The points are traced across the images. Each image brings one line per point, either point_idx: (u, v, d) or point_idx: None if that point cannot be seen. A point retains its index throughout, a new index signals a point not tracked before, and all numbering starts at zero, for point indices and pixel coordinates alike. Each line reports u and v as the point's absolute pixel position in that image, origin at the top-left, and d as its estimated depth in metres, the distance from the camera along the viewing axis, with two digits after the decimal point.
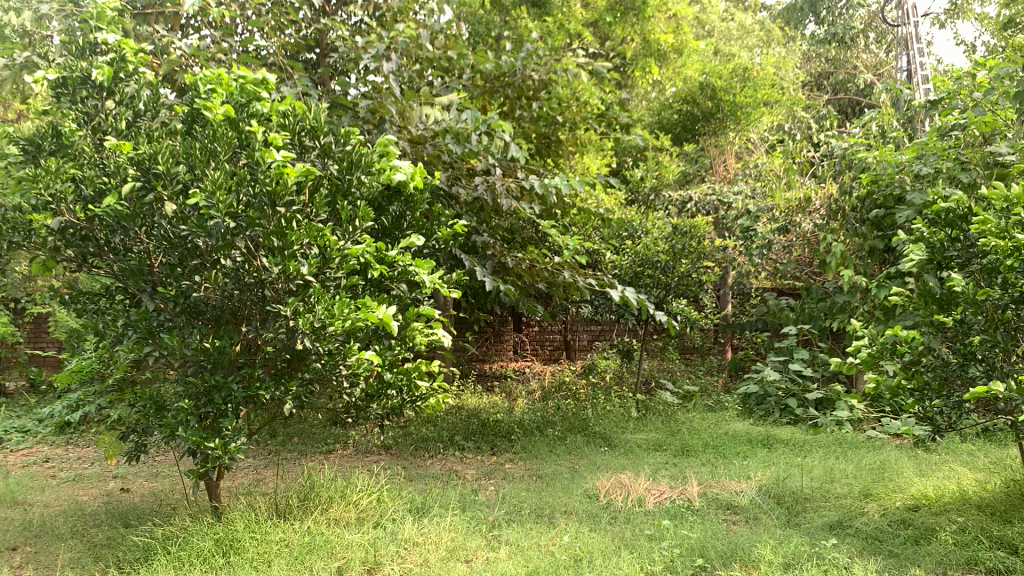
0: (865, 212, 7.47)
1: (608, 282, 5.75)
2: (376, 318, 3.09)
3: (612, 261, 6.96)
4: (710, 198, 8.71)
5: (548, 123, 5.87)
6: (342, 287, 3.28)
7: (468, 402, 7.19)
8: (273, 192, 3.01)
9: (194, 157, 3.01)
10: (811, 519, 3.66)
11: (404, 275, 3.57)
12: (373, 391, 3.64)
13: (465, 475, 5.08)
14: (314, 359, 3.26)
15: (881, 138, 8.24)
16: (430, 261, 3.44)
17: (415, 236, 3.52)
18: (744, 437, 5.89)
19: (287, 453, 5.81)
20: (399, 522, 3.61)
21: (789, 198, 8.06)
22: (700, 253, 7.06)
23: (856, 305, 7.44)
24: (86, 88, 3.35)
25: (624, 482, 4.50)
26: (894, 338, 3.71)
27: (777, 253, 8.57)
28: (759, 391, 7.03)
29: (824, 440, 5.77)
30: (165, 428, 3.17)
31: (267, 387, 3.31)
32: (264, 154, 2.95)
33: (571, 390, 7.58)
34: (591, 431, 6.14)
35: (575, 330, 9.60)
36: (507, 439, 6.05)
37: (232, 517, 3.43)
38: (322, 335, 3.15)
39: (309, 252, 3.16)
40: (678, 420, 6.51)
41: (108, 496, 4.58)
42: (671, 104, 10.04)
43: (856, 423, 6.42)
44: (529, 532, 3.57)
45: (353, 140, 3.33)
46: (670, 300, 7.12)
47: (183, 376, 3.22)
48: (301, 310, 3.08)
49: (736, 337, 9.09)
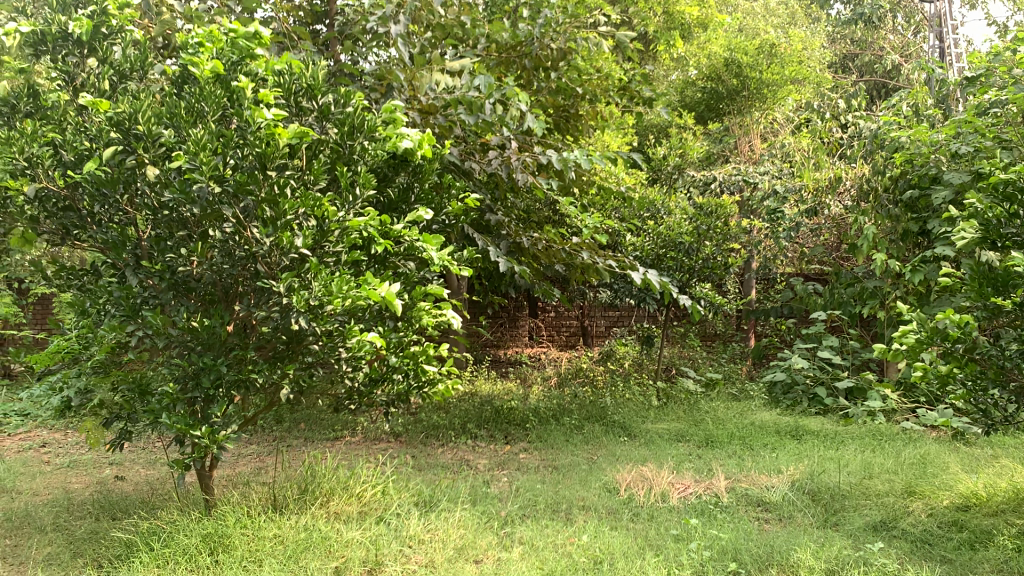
0: (899, 193, 7.14)
1: (630, 263, 5.46)
2: (378, 296, 2.79)
3: (634, 242, 6.69)
4: (734, 179, 8.37)
5: (568, 96, 5.57)
6: (342, 262, 3.01)
7: (482, 388, 6.93)
8: (262, 155, 2.67)
9: (179, 116, 2.73)
10: (851, 519, 3.37)
11: (410, 252, 3.30)
12: (378, 377, 3.37)
13: (476, 465, 4.82)
14: (312, 341, 3.01)
15: (914, 118, 7.90)
16: (439, 236, 3.17)
17: (422, 209, 3.26)
18: (772, 427, 5.59)
19: (293, 440, 5.57)
20: (403, 516, 3.35)
21: (818, 179, 7.71)
22: (726, 235, 6.74)
23: (888, 290, 7.11)
24: (66, 45, 3.08)
25: (646, 476, 4.22)
26: (947, 323, 3.36)
27: (804, 236, 8.24)
28: (786, 379, 6.71)
29: (856, 432, 5.46)
30: (149, 414, 2.92)
31: (261, 370, 3.05)
32: (253, 112, 2.62)
33: (588, 376, 7.31)
34: (609, 420, 5.86)
35: (592, 315, 9.32)
36: (521, 427, 5.78)
37: (222, 511, 3.18)
38: (319, 315, 2.88)
39: (306, 223, 2.88)
40: (701, 409, 6.22)
41: (101, 484, 4.34)
42: (693, 82, 9.73)
43: (889, 413, 6.11)
44: (544, 529, 3.30)
45: (355, 101, 3.04)
46: (693, 284, 6.83)
47: (168, 358, 2.97)
48: (296, 287, 2.81)
49: (760, 323, 8.78)
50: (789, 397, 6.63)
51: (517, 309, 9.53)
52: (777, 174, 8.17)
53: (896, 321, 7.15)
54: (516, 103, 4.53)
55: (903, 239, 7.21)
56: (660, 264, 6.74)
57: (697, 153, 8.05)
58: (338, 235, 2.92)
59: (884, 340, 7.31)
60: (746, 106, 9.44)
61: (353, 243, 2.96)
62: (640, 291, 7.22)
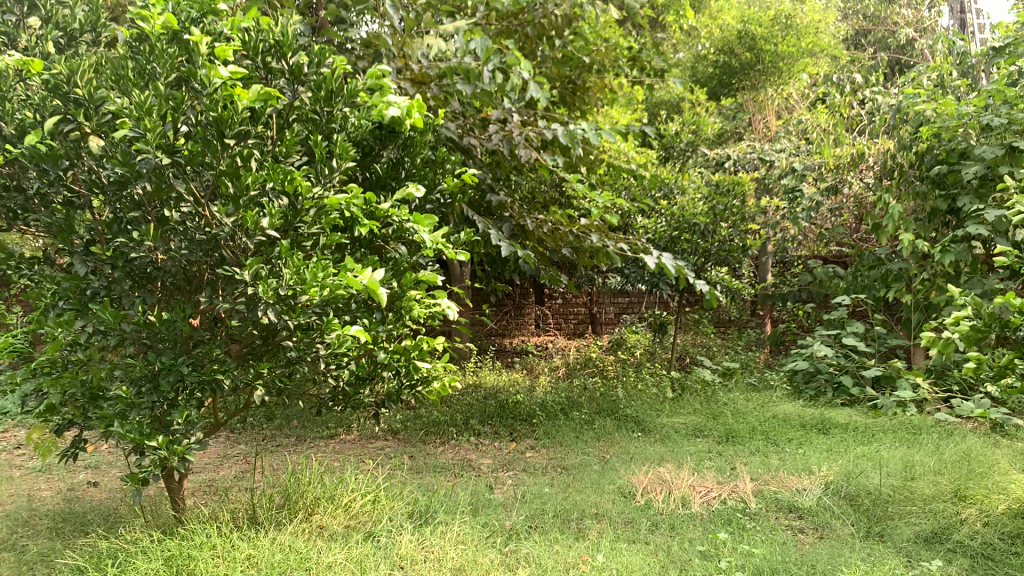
0: (926, 169, 6.76)
1: (642, 246, 5.08)
2: (360, 284, 2.42)
3: (645, 225, 6.30)
4: (750, 157, 7.97)
5: (574, 66, 5.15)
6: (320, 246, 2.65)
7: (486, 380, 6.57)
8: (219, 119, 2.29)
9: (125, 78, 2.35)
10: (899, 531, 3.01)
11: (399, 233, 2.93)
12: (365, 374, 3.01)
13: (480, 466, 4.47)
14: (285, 337, 2.63)
15: (939, 91, 7.49)
16: (431, 216, 2.81)
17: (412, 188, 2.89)
18: (796, 420, 5.22)
19: (284, 439, 5.23)
20: (395, 531, 2.99)
21: (839, 156, 7.30)
22: (744, 214, 6.37)
23: (914, 273, 6.73)
24: (4, 2, 2.70)
25: (664, 478, 3.85)
26: (1006, 309, 2.98)
27: (823, 217, 7.86)
28: (808, 368, 6.33)
29: (887, 424, 5.09)
30: (101, 421, 2.55)
31: (229, 370, 2.69)
32: (210, 72, 2.24)
33: (598, 366, 6.95)
34: (622, 414, 5.49)
35: (600, 302, 8.96)
36: (527, 422, 5.42)
37: (191, 528, 2.83)
38: (292, 307, 2.51)
39: (276, 201, 2.53)
40: (720, 401, 5.84)
41: (70, 492, 3.99)
42: (705, 56, 9.41)
43: (920, 403, 5.74)
44: (553, 545, 2.94)
45: (331, 60, 2.64)
46: (709, 268, 6.46)
47: (123, 357, 2.59)
48: (263, 275, 2.43)
49: (776, 309, 8.41)
50: (811, 386, 6.25)
51: (523, 296, 9.16)
52: (795, 150, 7.81)
53: (923, 305, 6.77)
54: (518, 72, 4.14)
55: (930, 218, 6.83)
56: (673, 246, 6.36)
57: (711, 130, 7.65)
58: (315, 216, 2.55)
59: (911, 325, 6.93)
60: (760, 81, 9.03)
61: (332, 223, 2.59)
62: (652, 276, 6.83)
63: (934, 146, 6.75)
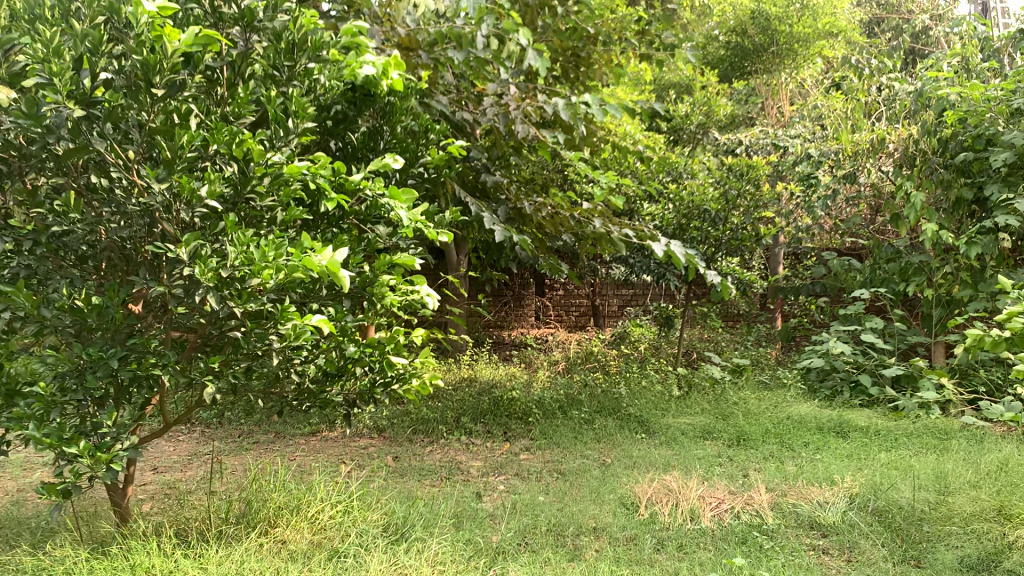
0: (951, 155, 6.37)
1: (649, 233, 4.71)
2: (317, 266, 2.05)
3: (652, 211, 5.94)
4: (763, 143, 7.57)
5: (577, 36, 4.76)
6: (277, 222, 2.30)
7: (481, 374, 6.21)
8: (144, 64, 1.91)
9: (38, 15, 1.96)
10: (940, 557, 2.66)
11: (374, 210, 2.58)
12: (333, 371, 2.65)
13: (469, 470, 4.11)
14: (233, 326, 2.26)
15: (963, 74, 7.10)
16: (409, 190, 2.45)
17: (390, 160, 2.53)
18: (813, 422, 4.86)
19: (261, 436, 4.87)
20: (363, 549, 2.63)
21: (858, 141, 6.88)
22: (758, 200, 5.96)
23: (937, 266, 6.36)
24: None
25: (671, 487, 3.48)
26: None
27: (839, 206, 7.48)
28: (823, 365, 5.95)
29: (911, 429, 4.72)
30: (15, 423, 2.17)
31: (170, 364, 2.31)
32: (133, 5, 1.86)
33: (600, 361, 6.59)
34: (624, 413, 5.12)
35: (603, 294, 8.60)
36: (523, 421, 5.05)
37: (130, 545, 2.47)
38: (239, 292, 2.14)
39: (225, 167, 2.18)
40: (729, 400, 5.47)
41: (16, 494, 3.63)
42: (716, 38, 9.03)
43: (944, 405, 5.37)
44: (545, 568, 2.58)
45: (291, 6, 2.28)
46: (719, 259, 6.10)
47: (44, 348, 2.21)
48: (203, 254, 2.06)
49: (787, 303, 8.03)
50: (827, 385, 5.87)
51: (522, 286, 8.79)
52: (810, 136, 7.41)
53: (944, 300, 6.40)
54: (515, 38, 3.75)
55: (954, 208, 6.45)
56: (681, 235, 5.99)
57: (722, 113, 7.25)
58: (271, 187, 2.20)
59: (932, 322, 6.55)
60: (774, 64, 8.62)
61: (290, 196, 2.23)
62: (659, 266, 6.44)
63: (960, 132, 6.36)
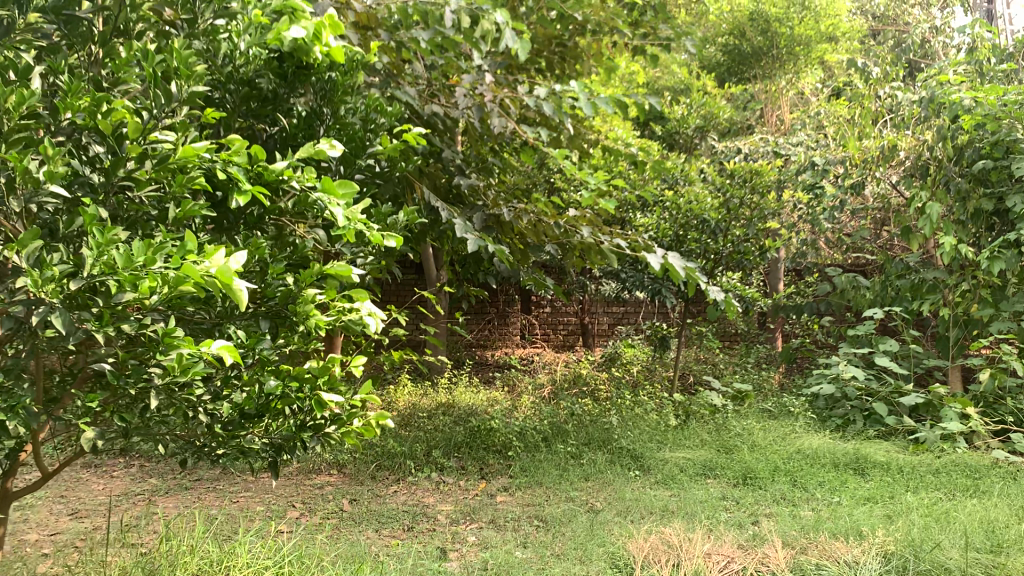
0: (968, 164, 5.90)
1: (644, 244, 4.20)
2: (202, 275, 1.52)
3: (647, 222, 5.43)
4: (763, 150, 7.09)
5: (564, 24, 4.26)
6: (168, 220, 1.77)
7: (460, 399, 5.67)
8: None
9: None
10: None
11: (304, 207, 2.06)
12: (252, 410, 2.12)
13: (436, 515, 3.56)
14: (106, 356, 1.71)
15: (977, 79, 6.64)
16: (346, 181, 1.94)
17: (323, 146, 2.01)
18: (827, 456, 4.33)
19: (205, 473, 4.30)
20: None
21: (867, 148, 6.38)
22: (763, 209, 5.47)
23: (953, 284, 5.87)
24: None
25: (671, 543, 2.94)
26: None
27: (844, 219, 7.01)
28: (833, 392, 5.43)
29: (937, 465, 4.20)
30: None
31: (24, 405, 1.76)
32: None
33: (588, 386, 6.07)
34: (616, 445, 4.58)
35: (592, 312, 8.02)
36: (502, 455, 4.50)
37: None
38: (102, 311, 1.60)
39: (92, 146, 1.66)
40: (732, 430, 4.94)
41: None
42: (713, 40, 8.58)
43: (968, 436, 4.86)
44: None
45: None
46: (719, 274, 5.61)
47: None
48: (48, 259, 1.52)
49: (788, 322, 7.52)
50: (837, 414, 5.34)
51: (507, 303, 8.29)
52: (814, 144, 6.92)
53: (962, 320, 5.90)
54: (490, 15, 3.24)
55: (971, 220, 5.97)
56: (678, 248, 5.47)
57: (721, 117, 6.78)
58: (155, 172, 1.68)
59: (948, 344, 6.06)
60: (773, 69, 8.14)
61: (183, 185, 1.71)
62: (653, 281, 5.92)
63: (976, 139, 5.88)
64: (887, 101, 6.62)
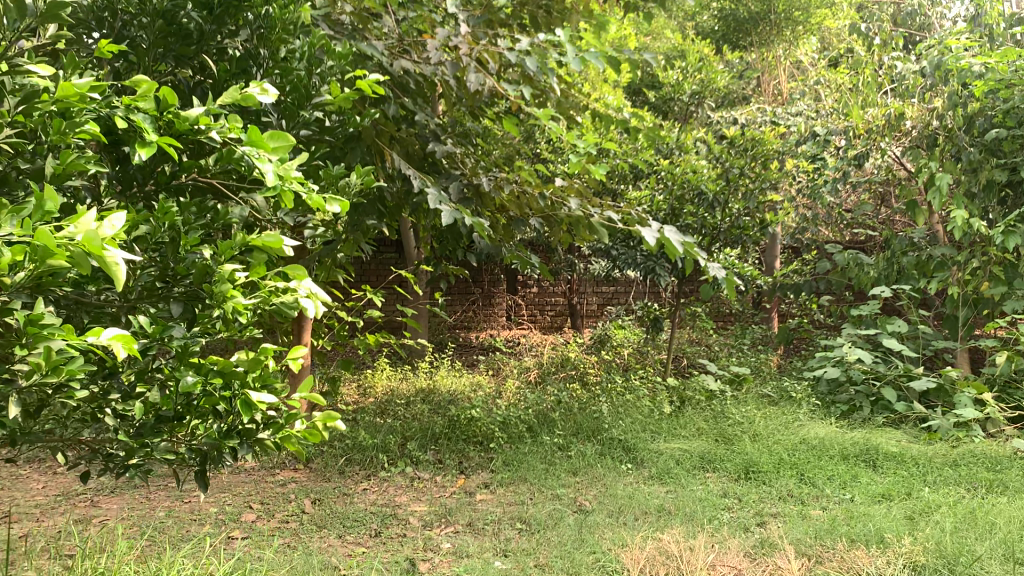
0: (980, 133, 5.55)
1: (638, 218, 3.82)
2: (70, 248, 1.13)
3: (640, 196, 5.07)
4: (760, 120, 6.73)
5: None
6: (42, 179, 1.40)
7: (441, 385, 5.31)
8: None
9: None
10: None
11: (229, 165, 1.69)
12: (170, 411, 1.74)
13: (408, 518, 3.21)
14: None
15: (988, 42, 6.26)
16: (279, 137, 1.56)
17: (254, 89, 1.61)
18: (834, 447, 4.00)
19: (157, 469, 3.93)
20: None
21: (871, 118, 5.97)
22: (764, 181, 5.10)
23: (963, 260, 5.53)
24: None
25: (670, 552, 2.59)
26: None
27: (846, 192, 6.66)
28: (837, 376, 5.10)
29: (955, 456, 3.88)
30: None
31: None
32: None
33: (577, 369, 5.72)
34: (607, 435, 4.24)
35: (581, 292, 7.73)
36: (482, 448, 4.15)
37: None
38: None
39: None
40: (731, 417, 4.61)
41: None
42: (708, 5, 8.18)
43: (983, 424, 4.53)
44: None
45: None
46: (716, 251, 5.25)
47: None
48: None
49: (785, 302, 7.18)
50: (842, 399, 5.02)
51: (491, 282, 7.91)
52: (815, 113, 6.54)
53: (971, 300, 5.57)
54: None
55: (984, 193, 5.62)
56: (673, 222, 5.12)
57: (718, 84, 6.40)
58: (23, 114, 1.38)
59: (956, 325, 5.73)
60: (770, 35, 7.76)
61: (63, 132, 1.39)
62: (646, 258, 5.56)
63: (987, 106, 5.52)
64: (890, 69, 6.19)
